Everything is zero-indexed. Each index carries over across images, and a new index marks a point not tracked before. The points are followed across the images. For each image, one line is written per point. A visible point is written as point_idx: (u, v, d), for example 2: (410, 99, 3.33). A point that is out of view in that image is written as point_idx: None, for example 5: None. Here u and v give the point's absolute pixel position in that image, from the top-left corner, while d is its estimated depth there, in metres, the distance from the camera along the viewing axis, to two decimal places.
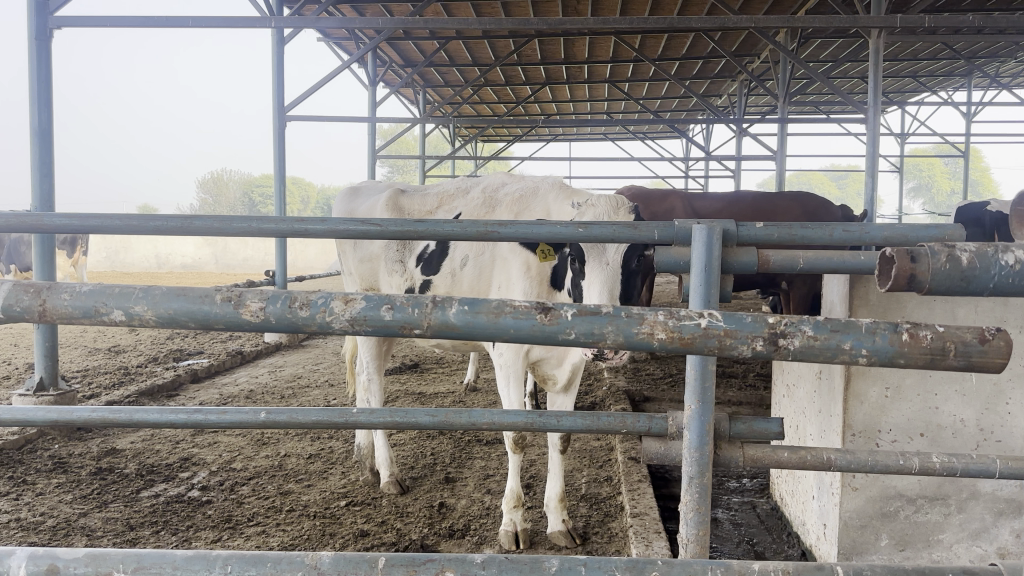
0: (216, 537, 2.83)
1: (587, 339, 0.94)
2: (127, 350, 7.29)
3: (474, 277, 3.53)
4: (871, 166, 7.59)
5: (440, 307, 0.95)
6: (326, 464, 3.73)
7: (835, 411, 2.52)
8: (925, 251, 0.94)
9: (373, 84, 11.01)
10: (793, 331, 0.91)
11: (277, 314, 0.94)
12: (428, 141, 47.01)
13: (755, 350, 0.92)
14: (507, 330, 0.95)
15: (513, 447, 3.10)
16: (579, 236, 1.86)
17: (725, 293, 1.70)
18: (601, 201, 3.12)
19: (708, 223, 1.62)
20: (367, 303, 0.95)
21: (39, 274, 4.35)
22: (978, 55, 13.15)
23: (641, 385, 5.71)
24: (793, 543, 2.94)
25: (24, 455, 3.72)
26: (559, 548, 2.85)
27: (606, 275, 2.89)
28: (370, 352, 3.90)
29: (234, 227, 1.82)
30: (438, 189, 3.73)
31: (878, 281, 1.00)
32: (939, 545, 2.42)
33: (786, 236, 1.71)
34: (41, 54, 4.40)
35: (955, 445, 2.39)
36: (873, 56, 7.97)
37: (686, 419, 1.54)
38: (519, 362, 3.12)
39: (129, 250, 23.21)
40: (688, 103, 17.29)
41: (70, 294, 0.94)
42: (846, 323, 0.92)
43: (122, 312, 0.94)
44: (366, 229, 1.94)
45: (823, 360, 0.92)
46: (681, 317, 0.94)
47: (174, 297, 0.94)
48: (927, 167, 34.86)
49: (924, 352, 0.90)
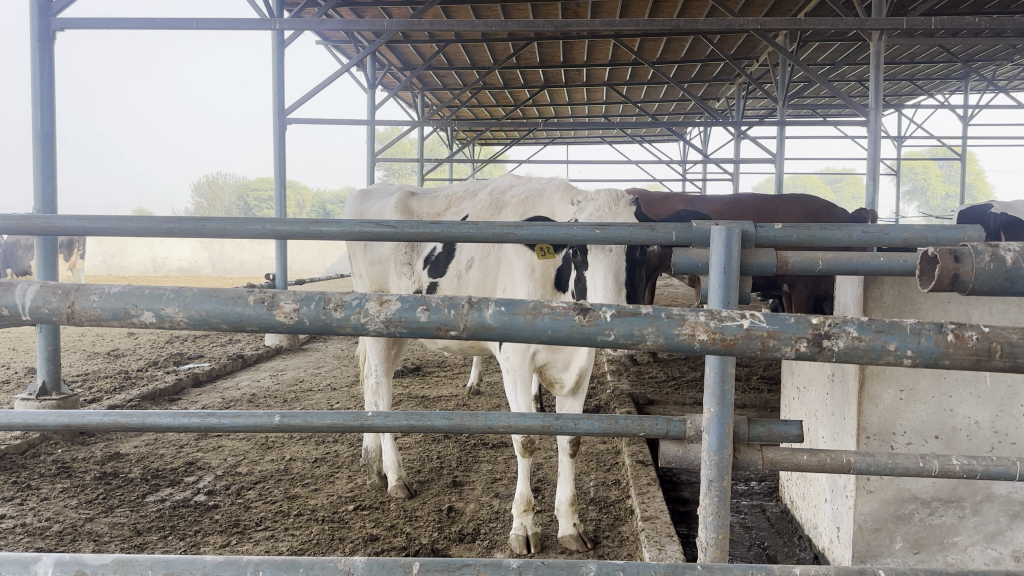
0: (225, 542, 2.80)
1: (627, 340, 0.93)
2: (127, 354, 7.25)
3: (480, 279, 3.50)
4: (871, 168, 7.60)
5: (476, 308, 0.94)
6: (332, 468, 3.71)
7: (849, 414, 2.52)
8: (968, 251, 0.93)
9: (373, 87, 10.99)
10: (837, 332, 0.90)
11: (311, 315, 0.92)
12: (425, 144, 46.98)
13: (798, 352, 0.90)
14: (544, 332, 0.93)
15: (521, 450, 3.06)
16: (596, 239, 1.85)
17: (745, 295, 1.69)
18: (602, 196, 3.05)
19: (727, 225, 1.61)
20: (402, 304, 0.93)
21: (42, 275, 4.31)
22: (975, 58, 13.19)
23: (645, 389, 5.70)
24: (805, 547, 2.93)
25: (28, 460, 3.68)
26: (570, 552, 2.84)
27: (609, 262, 2.79)
28: (378, 355, 3.88)
29: (247, 228, 1.79)
30: (446, 191, 3.72)
31: (918, 282, 0.99)
32: (954, 547, 2.40)
33: (806, 237, 1.69)
34: (44, 55, 4.37)
35: (970, 447, 2.37)
36: (874, 58, 7.98)
37: (705, 421, 1.52)
38: (526, 365, 3.09)
39: (125, 254, 23.06)
40: (686, 106, 17.32)
41: (100, 296, 0.93)
42: (891, 324, 0.90)
43: (152, 313, 0.92)
44: (381, 230, 1.91)
45: (868, 362, 0.90)
46: (723, 318, 0.92)
47: (206, 298, 0.92)
48: (922, 170, 35.07)
49: (970, 353, 0.88)
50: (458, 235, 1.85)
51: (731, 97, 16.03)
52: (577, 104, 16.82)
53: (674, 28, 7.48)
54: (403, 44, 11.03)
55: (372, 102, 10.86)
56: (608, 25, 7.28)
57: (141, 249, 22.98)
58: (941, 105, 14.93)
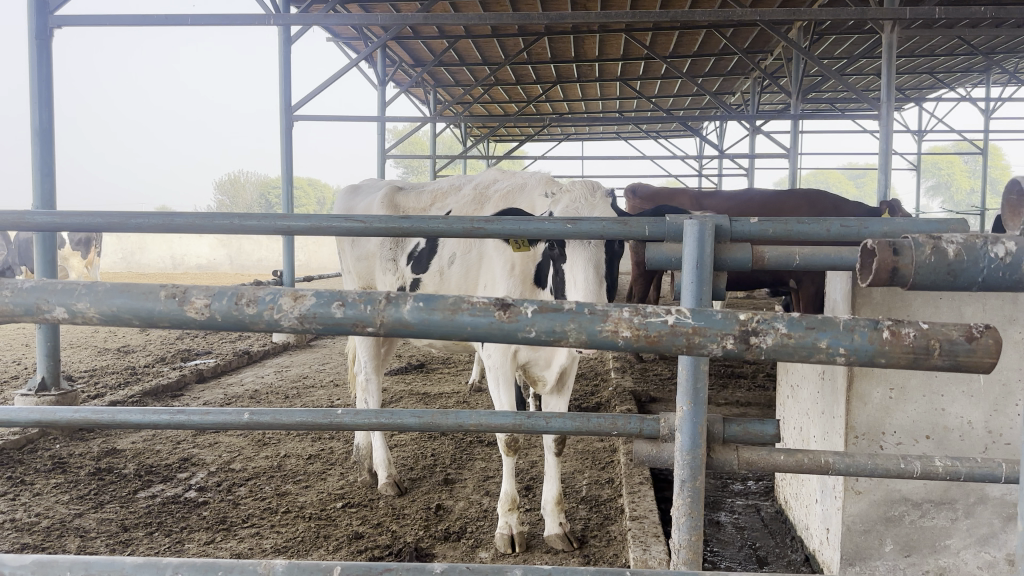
0: (209, 539, 2.82)
1: (549, 337, 0.89)
2: (136, 350, 7.33)
3: (462, 275, 3.46)
4: (885, 162, 7.45)
5: (394, 303, 0.90)
6: (325, 465, 3.72)
7: (838, 413, 2.46)
8: (908, 244, 0.90)
9: (382, 84, 11.00)
10: (766, 328, 0.86)
11: (223, 311, 0.90)
12: (440, 140, 46.97)
13: (725, 349, 0.87)
14: (464, 328, 0.90)
15: (506, 449, 3.05)
16: (568, 233, 1.80)
17: (719, 291, 1.63)
18: (577, 186, 3.01)
19: (700, 218, 1.55)
20: (317, 300, 0.90)
21: (41, 272, 4.38)
22: (996, 51, 12.94)
23: (648, 386, 5.65)
24: (797, 548, 2.87)
25: (25, 455, 3.75)
26: (556, 552, 2.80)
27: (587, 255, 2.78)
28: (369, 353, 3.87)
29: (213, 223, 1.76)
30: (433, 186, 3.70)
31: (860, 276, 0.96)
32: (946, 551, 2.33)
33: (782, 232, 1.63)
34: (41, 52, 4.42)
35: (963, 448, 2.32)
36: (887, 50, 7.81)
37: (679, 420, 1.48)
38: (508, 364, 3.06)
39: (144, 251, 23.33)
40: (700, 100, 17.11)
41: (12, 291, 0.91)
42: (822, 320, 0.87)
43: (63, 309, 0.91)
44: (351, 225, 1.87)
45: (799, 359, 0.87)
46: (648, 313, 0.89)
47: (117, 293, 0.90)
48: (946, 165, 34.35)
49: (906, 352, 0.85)
50: (427, 230, 1.81)
51: (746, 92, 15.82)
52: (591, 99, 16.67)
53: (679, 18, 7.37)
54: (412, 39, 11.00)
55: (383, 99, 10.87)
56: (612, 19, 7.19)
57: (160, 246, 23.24)
58: (962, 98, 14.58)
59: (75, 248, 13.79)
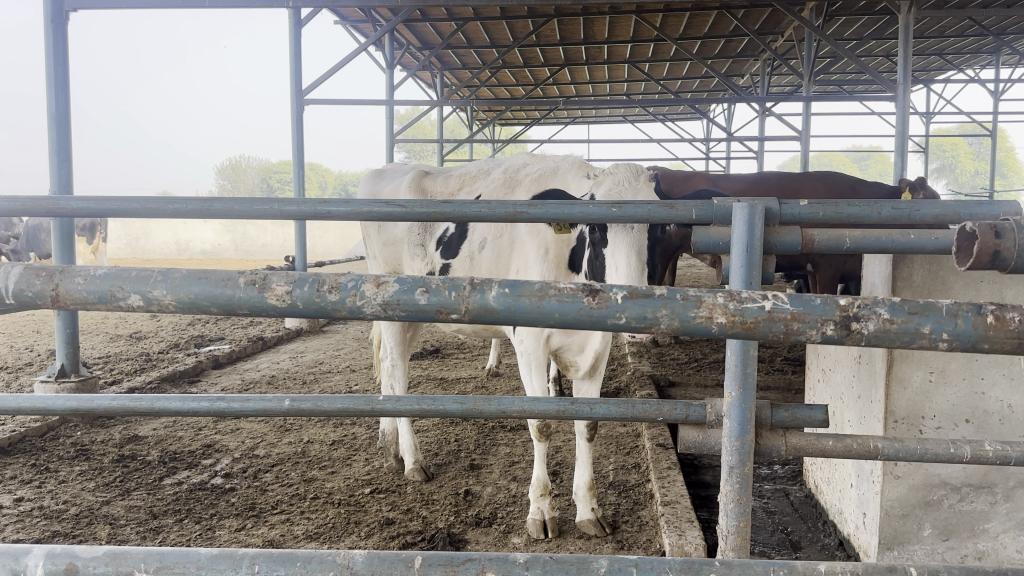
0: (240, 525, 2.83)
1: (640, 323, 0.87)
2: (149, 337, 7.33)
3: (492, 260, 3.44)
4: (902, 145, 7.33)
5: (479, 290, 0.88)
6: (349, 451, 3.73)
7: (877, 397, 2.44)
8: (1010, 226, 0.87)
9: (391, 67, 10.88)
10: (867, 314, 0.84)
11: (304, 298, 0.87)
12: (445, 124, 46.77)
13: (825, 335, 0.84)
14: (551, 315, 0.88)
15: (537, 435, 3.04)
16: (614, 217, 1.69)
17: (768, 276, 1.55)
18: (617, 170, 2.98)
19: (750, 201, 1.48)
20: (400, 287, 0.88)
21: (59, 258, 4.38)
22: (1008, 31, 12.62)
23: (666, 370, 5.62)
24: (829, 533, 2.86)
25: (47, 442, 3.77)
26: (588, 537, 2.80)
27: (629, 240, 2.73)
28: (394, 337, 3.87)
29: (251, 208, 1.72)
30: (460, 170, 3.68)
31: (954, 259, 0.93)
32: (985, 535, 2.32)
33: (835, 215, 1.57)
34: (58, 36, 4.39)
35: (1003, 431, 2.27)
36: (905, 31, 7.69)
37: (726, 406, 1.41)
38: (541, 349, 3.05)
39: (149, 236, 23.34)
40: (709, 82, 16.86)
41: (85, 278, 0.88)
42: (924, 305, 0.84)
43: (139, 296, 0.88)
44: (392, 210, 1.79)
45: (900, 345, 0.84)
46: (743, 299, 0.86)
47: (195, 280, 0.88)
48: (950, 147, 33.78)
49: (1011, 336, 0.82)
50: (471, 214, 1.75)
51: (755, 74, 15.59)
52: (599, 82, 16.42)
53: None
54: (421, 22, 10.86)
55: (391, 82, 10.78)
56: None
57: (165, 232, 23.26)
58: (970, 79, 14.25)
59: (80, 235, 13.85)
